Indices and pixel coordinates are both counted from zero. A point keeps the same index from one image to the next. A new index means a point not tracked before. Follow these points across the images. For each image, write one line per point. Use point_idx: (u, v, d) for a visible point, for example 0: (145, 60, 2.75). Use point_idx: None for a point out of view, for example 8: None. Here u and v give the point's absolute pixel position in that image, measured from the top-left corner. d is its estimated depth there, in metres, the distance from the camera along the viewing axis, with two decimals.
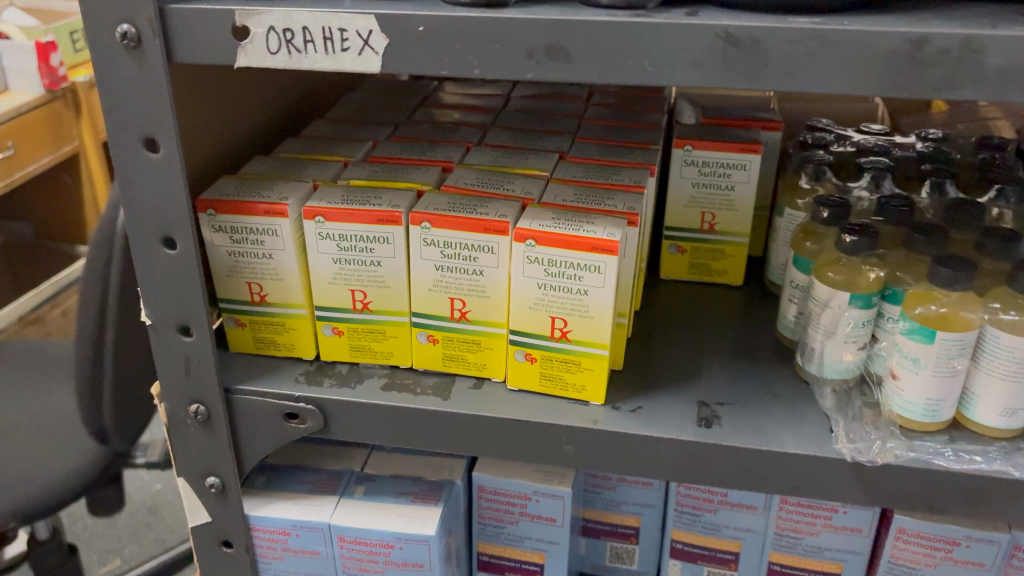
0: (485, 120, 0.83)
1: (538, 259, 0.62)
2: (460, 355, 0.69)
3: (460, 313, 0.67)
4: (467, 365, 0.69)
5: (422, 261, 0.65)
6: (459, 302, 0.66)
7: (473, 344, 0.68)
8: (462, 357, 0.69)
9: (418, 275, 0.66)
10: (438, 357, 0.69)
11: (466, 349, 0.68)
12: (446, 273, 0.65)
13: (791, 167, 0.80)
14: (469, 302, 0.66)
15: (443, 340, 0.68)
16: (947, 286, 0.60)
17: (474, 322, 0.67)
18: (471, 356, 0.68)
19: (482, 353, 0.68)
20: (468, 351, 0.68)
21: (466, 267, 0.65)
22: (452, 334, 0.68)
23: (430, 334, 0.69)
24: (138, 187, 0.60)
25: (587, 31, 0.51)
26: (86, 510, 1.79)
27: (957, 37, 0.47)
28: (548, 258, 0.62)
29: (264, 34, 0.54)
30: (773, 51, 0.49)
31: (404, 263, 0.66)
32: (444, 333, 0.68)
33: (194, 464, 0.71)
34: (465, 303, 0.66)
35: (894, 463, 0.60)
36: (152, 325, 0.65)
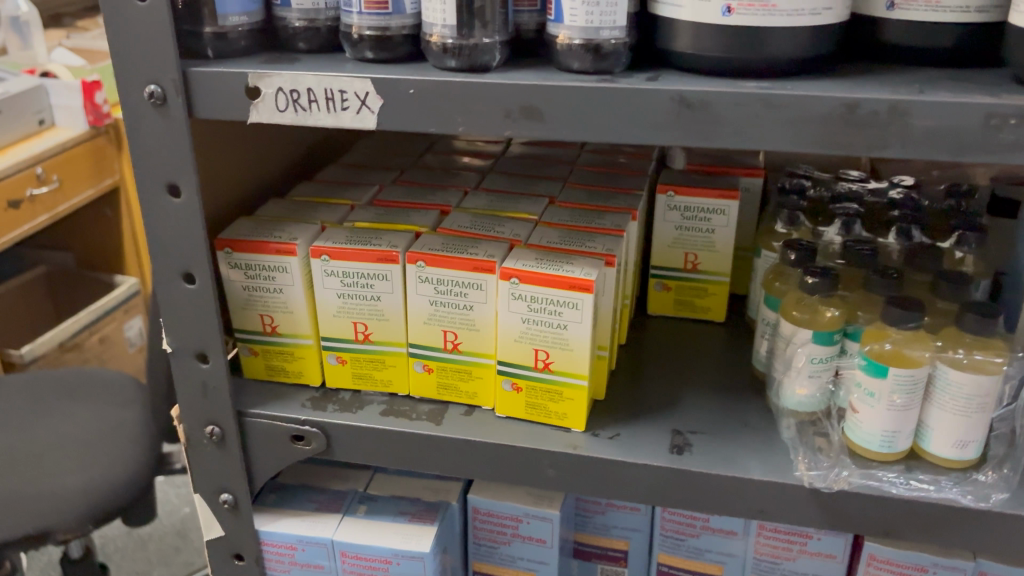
0: (485, 166, 0.89)
1: (522, 295, 0.68)
2: (453, 383, 0.74)
3: (453, 344, 0.73)
4: (459, 393, 0.74)
5: (418, 296, 0.72)
6: (452, 334, 0.72)
7: (465, 373, 0.74)
8: (455, 386, 0.74)
9: (414, 309, 0.72)
10: (433, 385, 0.75)
11: (458, 378, 0.74)
12: (440, 307, 0.72)
13: (769, 212, 0.85)
14: (460, 334, 0.72)
15: (438, 370, 0.74)
16: (897, 324, 0.65)
17: (465, 353, 0.73)
18: (463, 385, 0.74)
19: (472, 381, 0.74)
20: (460, 380, 0.74)
21: (458, 302, 0.71)
22: (445, 364, 0.74)
23: (426, 364, 0.74)
24: (162, 228, 0.67)
25: (558, 94, 0.57)
26: (117, 533, 1.86)
27: (885, 102, 0.53)
28: (531, 295, 0.67)
29: (273, 94, 0.61)
30: (724, 113, 0.55)
31: (402, 299, 0.72)
32: (438, 362, 0.74)
33: (209, 480, 0.77)
34: (457, 335, 0.72)
35: (849, 490, 0.64)
36: (173, 352, 0.72)
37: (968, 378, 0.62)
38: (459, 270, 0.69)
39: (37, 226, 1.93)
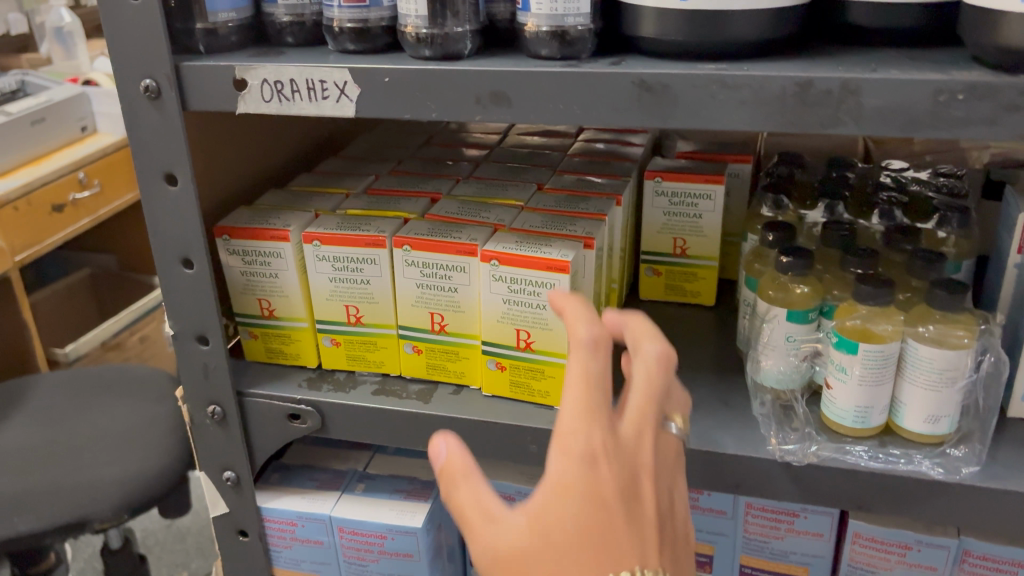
0: (479, 156, 0.92)
1: (502, 277, 0.70)
2: (441, 364, 0.77)
3: (440, 326, 0.76)
4: (448, 373, 0.77)
5: (406, 279, 0.75)
6: (439, 316, 0.75)
7: (452, 354, 0.76)
8: (443, 366, 0.77)
9: (403, 292, 0.75)
10: (422, 365, 0.78)
11: (446, 358, 0.77)
12: (426, 290, 0.74)
13: (757, 196, 0.87)
14: (447, 316, 0.75)
15: (427, 350, 0.77)
16: (865, 300, 0.66)
17: (452, 334, 0.76)
18: (450, 365, 0.77)
19: (460, 361, 0.76)
20: (448, 360, 0.77)
21: (443, 285, 0.74)
22: (433, 345, 0.77)
23: (415, 345, 0.77)
24: (161, 215, 0.71)
25: (526, 79, 0.60)
26: (157, 526, 1.92)
27: (836, 80, 0.54)
28: (511, 276, 0.70)
29: (258, 85, 0.64)
30: (682, 94, 0.57)
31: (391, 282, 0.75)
32: (427, 344, 0.77)
33: (213, 459, 0.81)
34: (444, 317, 0.75)
35: (818, 463, 0.65)
36: (175, 335, 0.75)
37: (938, 354, 0.63)
38: (443, 253, 0.72)
39: (80, 229, 2.00)
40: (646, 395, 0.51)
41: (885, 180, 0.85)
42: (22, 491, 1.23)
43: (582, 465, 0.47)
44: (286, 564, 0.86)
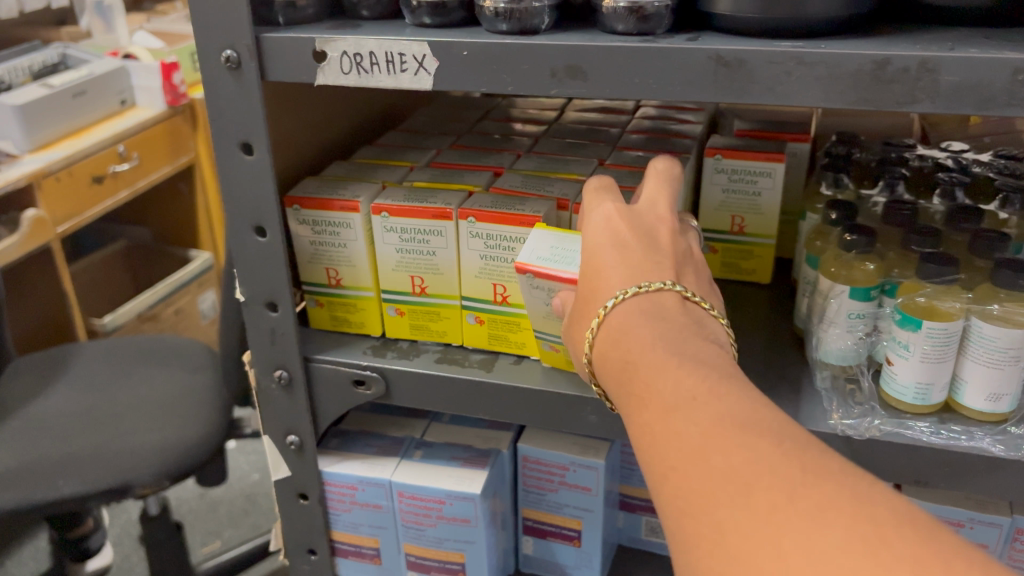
0: (539, 132, 0.94)
1: (540, 287, 0.68)
2: (504, 336, 0.78)
3: (502, 297, 0.77)
4: (511, 346, 0.78)
5: (469, 250, 0.76)
6: (501, 287, 0.77)
7: (515, 326, 0.78)
8: (506, 338, 0.78)
9: (468, 263, 0.77)
10: (485, 336, 0.79)
11: (509, 331, 0.78)
12: (489, 261, 0.76)
13: (815, 176, 0.88)
14: (508, 287, 0.76)
15: (489, 322, 0.78)
16: (931, 278, 0.68)
17: (512, 305, 0.77)
18: (513, 337, 0.78)
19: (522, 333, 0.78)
20: (511, 333, 0.78)
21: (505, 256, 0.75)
22: (496, 316, 0.78)
23: (479, 316, 0.79)
24: (236, 184, 0.72)
25: (603, 54, 0.60)
26: (191, 494, 1.96)
27: (915, 58, 0.55)
28: (548, 287, 0.67)
29: (338, 57, 0.66)
30: (759, 70, 0.58)
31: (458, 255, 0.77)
32: (490, 315, 0.78)
33: (277, 423, 0.83)
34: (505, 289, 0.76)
35: (879, 437, 0.66)
36: (245, 301, 0.77)
37: (1002, 331, 0.64)
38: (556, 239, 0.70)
39: (119, 201, 2.02)
40: (657, 182, 0.64)
41: (945, 160, 0.85)
42: (72, 455, 1.26)
43: (598, 224, 0.60)
44: (344, 527, 0.88)
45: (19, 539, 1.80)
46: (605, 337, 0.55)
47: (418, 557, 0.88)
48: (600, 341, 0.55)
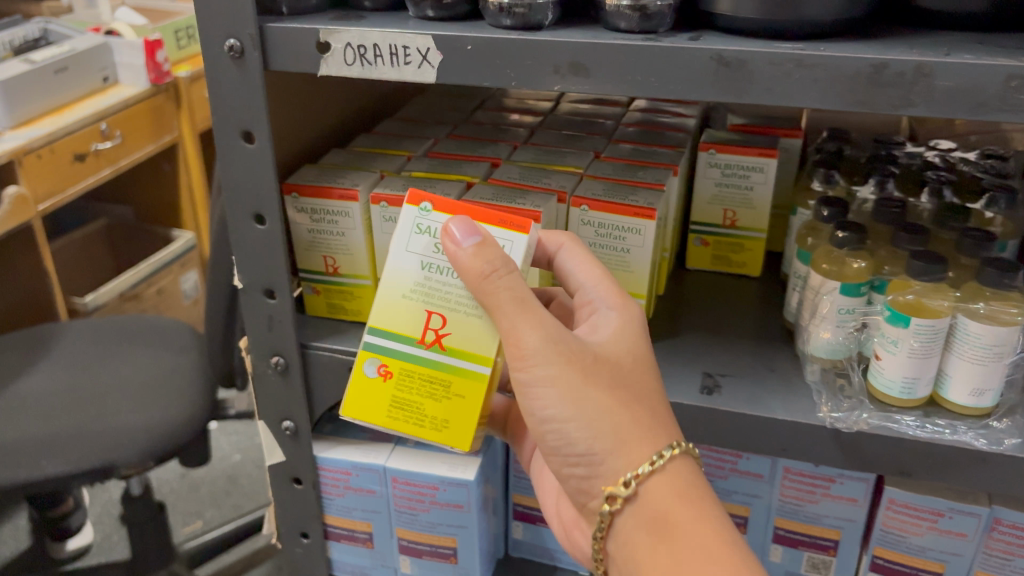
0: (534, 123, 0.95)
1: (428, 228, 0.61)
2: (406, 396, 0.62)
3: (434, 337, 0.61)
4: (413, 410, 0.62)
5: (410, 254, 0.61)
6: (437, 320, 0.61)
7: (440, 385, 0.62)
8: (410, 400, 0.62)
9: (399, 276, 0.62)
10: (384, 393, 0.63)
11: (419, 390, 0.62)
12: (438, 275, 0.61)
13: (806, 171, 0.90)
14: (449, 318, 0.61)
15: (398, 373, 0.62)
16: (919, 276, 0.69)
17: (451, 351, 0.61)
18: (429, 405, 0.62)
19: (449, 394, 0.62)
20: (427, 398, 0.62)
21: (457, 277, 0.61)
22: (407, 365, 0.62)
23: (382, 365, 0.63)
24: (237, 172, 0.72)
25: (606, 52, 0.61)
26: (172, 475, 1.95)
27: (911, 63, 0.56)
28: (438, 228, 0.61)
29: (342, 49, 0.66)
30: (758, 71, 0.59)
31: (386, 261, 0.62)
32: (399, 363, 0.62)
33: (273, 409, 0.83)
34: (453, 324, 0.61)
35: (867, 431, 0.68)
36: (243, 288, 0.77)
37: (986, 329, 0.66)
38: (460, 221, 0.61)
39: (101, 179, 2.00)
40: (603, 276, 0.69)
41: (932, 159, 0.87)
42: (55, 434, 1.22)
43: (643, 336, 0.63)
44: (337, 511, 0.89)
45: None
46: (660, 487, 0.58)
47: (411, 542, 0.90)
48: (648, 485, 0.58)
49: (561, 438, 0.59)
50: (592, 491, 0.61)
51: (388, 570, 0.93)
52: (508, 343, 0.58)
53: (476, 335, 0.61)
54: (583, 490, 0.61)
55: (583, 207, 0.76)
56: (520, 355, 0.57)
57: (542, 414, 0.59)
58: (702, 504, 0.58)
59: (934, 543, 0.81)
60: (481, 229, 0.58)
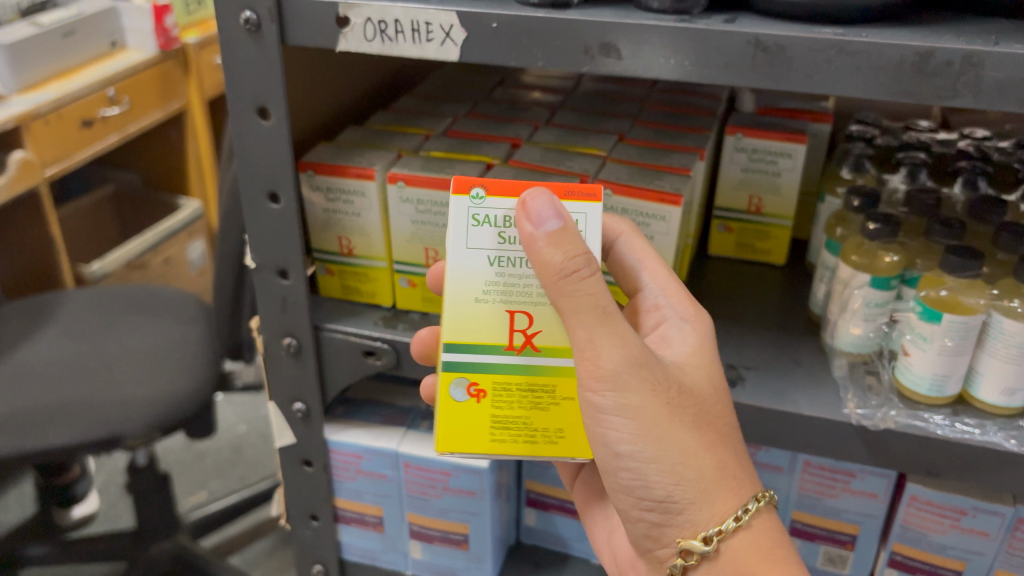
0: (556, 102, 0.93)
1: (484, 219, 0.57)
2: (506, 411, 0.61)
3: (524, 341, 0.59)
4: (520, 426, 0.61)
5: (474, 252, 0.58)
6: (529, 321, 0.59)
7: (545, 392, 0.60)
8: (512, 415, 0.61)
9: (467, 280, 0.58)
10: (480, 413, 0.61)
11: (520, 402, 0.61)
12: (509, 268, 0.59)
13: (836, 159, 0.89)
14: (534, 315, 0.59)
15: (492, 390, 0.60)
16: (955, 271, 0.68)
17: (547, 352, 0.60)
18: (533, 415, 0.61)
19: (553, 399, 0.61)
20: (532, 408, 0.61)
21: (532, 267, 0.58)
22: (499, 379, 0.60)
23: (473, 385, 0.60)
24: (251, 148, 0.69)
25: (637, 32, 0.58)
26: (178, 445, 1.94)
27: (960, 51, 0.53)
28: (496, 217, 0.57)
29: (362, 24, 0.62)
30: (798, 57, 0.55)
31: (448, 267, 0.58)
32: (493, 379, 0.60)
33: (285, 390, 0.81)
34: (541, 321, 0.59)
35: (894, 428, 0.65)
36: (256, 267, 0.75)
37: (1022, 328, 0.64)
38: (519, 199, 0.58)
39: (107, 145, 1.96)
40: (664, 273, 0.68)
41: (965, 147, 0.86)
42: (60, 404, 1.19)
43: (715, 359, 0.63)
44: (348, 493, 0.89)
45: (4, 483, 1.77)
46: (745, 544, 0.59)
47: (422, 527, 0.89)
48: (731, 542, 0.59)
49: (636, 481, 0.59)
50: (661, 539, 0.62)
51: (399, 554, 0.93)
52: (582, 354, 0.55)
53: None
54: (650, 537, 0.62)
55: (606, 191, 0.73)
56: (605, 378, 0.55)
57: (617, 447, 0.58)
58: (787, 561, 0.58)
59: (956, 542, 0.79)
60: (560, 209, 0.54)
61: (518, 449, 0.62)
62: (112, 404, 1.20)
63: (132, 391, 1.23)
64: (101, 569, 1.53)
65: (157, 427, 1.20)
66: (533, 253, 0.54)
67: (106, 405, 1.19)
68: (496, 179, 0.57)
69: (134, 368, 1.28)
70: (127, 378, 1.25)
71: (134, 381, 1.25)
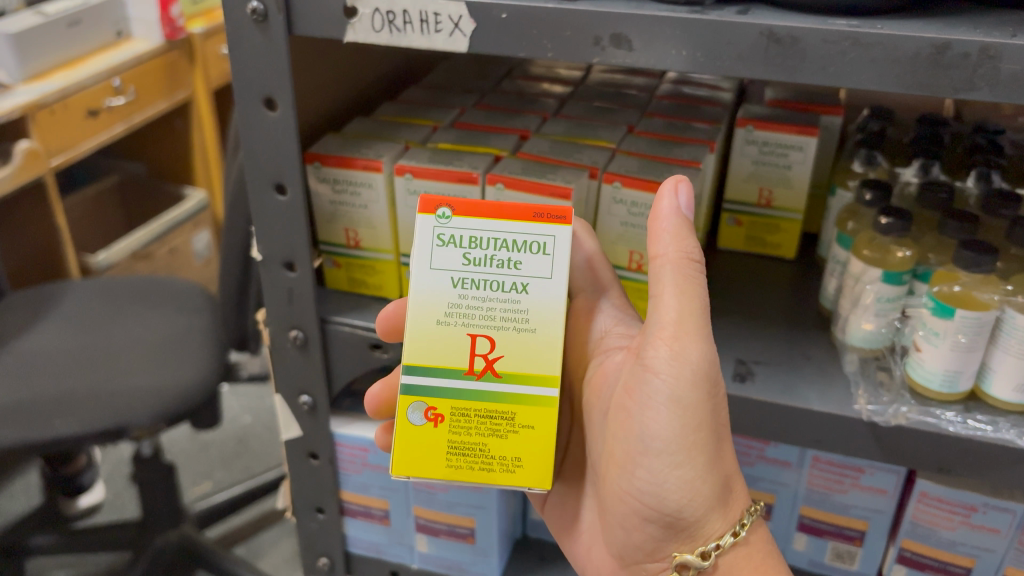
0: (564, 93, 0.92)
1: (449, 239, 0.60)
2: (464, 437, 0.61)
3: (484, 366, 0.61)
4: (476, 454, 0.62)
5: (439, 274, 0.60)
6: (489, 346, 0.60)
7: (503, 419, 0.61)
8: (469, 442, 0.62)
9: (430, 301, 0.60)
10: (438, 438, 0.62)
11: (477, 428, 0.61)
12: (472, 291, 0.60)
13: (847, 152, 0.88)
14: (496, 340, 0.60)
15: (449, 416, 0.61)
16: (969, 267, 0.66)
17: (507, 378, 0.61)
18: (491, 443, 0.61)
19: (512, 427, 0.61)
20: (490, 436, 0.61)
21: (495, 289, 0.60)
22: (459, 405, 0.61)
23: (431, 409, 0.61)
24: (257, 139, 0.69)
25: (648, 23, 0.57)
26: (184, 435, 1.94)
27: (977, 44, 0.52)
28: (462, 237, 0.60)
29: (370, 14, 0.61)
30: (812, 49, 0.54)
31: (411, 289, 0.60)
32: (450, 404, 0.61)
33: (291, 383, 0.80)
34: (502, 345, 0.60)
35: (906, 425, 0.65)
36: (262, 260, 0.74)
37: None
38: (487, 220, 0.60)
39: (113, 135, 1.96)
40: None
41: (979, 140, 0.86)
42: (66, 394, 1.19)
43: None
44: (354, 487, 0.88)
45: (9, 473, 1.77)
46: (739, 558, 0.63)
47: (427, 520, 0.89)
48: (727, 557, 0.63)
49: (652, 484, 0.61)
50: (656, 553, 0.66)
51: (404, 548, 0.93)
52: (662, 335, 0.58)
53: (533, 355, 0.61)
54: (643, 550, 0.66)
55: (615, 184, 0.73)
56: (676, 365, 0.58)
57: (649, 441, 0.60)
58: (779, 572, 0.63)
59: (966, 539, 0.79)
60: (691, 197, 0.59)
61: (474, 477, 0.62)
62: (117, 395, 1.19)
63: (137, 382, 1.22)
64: (106, 559, 1.53)
65: (163, 418, 1.20)
66: (658, 224, 0.58)
67: (112, 396, 1.19)
68: (464, 200, 0.60)
69: (140, 359, 1.27)
70: (132, 369, 1.25)
71: (140, 372, 1.25)
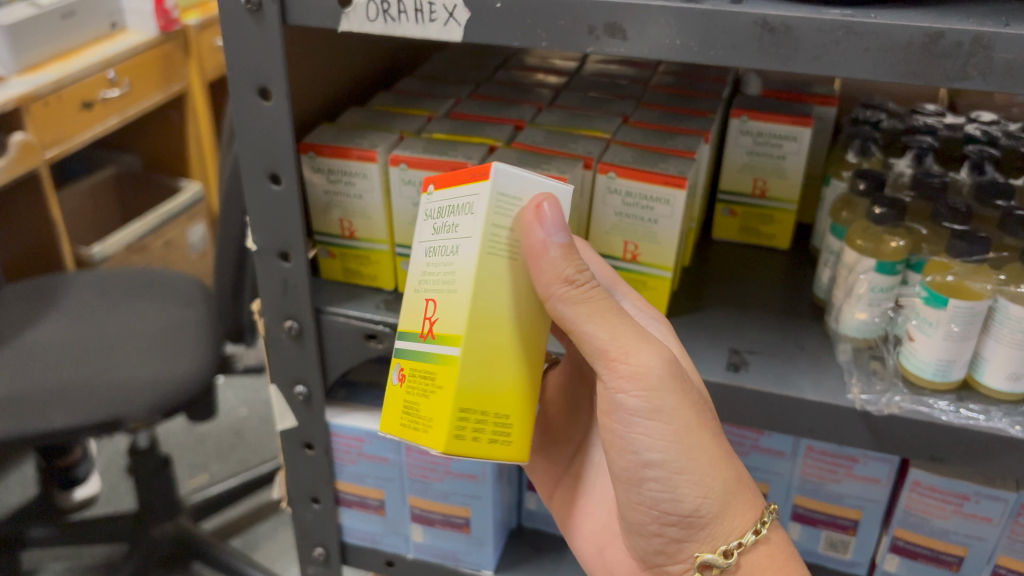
0: (559, 84, 0.92)
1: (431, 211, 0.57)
2: (411, 398, 0.57)
3: (427, 329, 0.55)
4: (416, 414, 0.56)
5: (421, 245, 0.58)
6: (430, 306, 0.55)
7: (431, 378, 0.55)
8: (414, 402, 0.56)
9: (415, 271, 0.58)
10: (400, 401, 0.58)
11: (417, 387, 0.56)
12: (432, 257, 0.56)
13: (841, 142, 0.89)
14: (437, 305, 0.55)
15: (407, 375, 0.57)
16: (961, 257, 0.67)
17: (437, 338, 0.54)
18: (423, 405, 0.55)
19: (434, 386, 0.55)
20: (422, 395, 0.56)
21: (438, 254, 0.55)
22: (413, 364, 0.56)
23: (400, 369, 0.58)
24: (252, 129, 0.68)
25: (642, 12, 0.57)
26: (180, 427, 1.94)
27: (970, 33, 0.52)
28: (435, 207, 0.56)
29: (364, 3, 0.61)
30: (805, 39, 0.54)
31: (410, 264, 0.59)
32: (410, 363, 0.57)
33: (286, 373, 0.80)
34: (439, 310, 0.54)
35: (899, 414, 0.65)
36: (257, 250, 0.74)
37: None
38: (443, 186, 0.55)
39: (108, 128, 1.95)
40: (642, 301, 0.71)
41: (973, 130, 0.86)
42: (61, 385, 1.18)
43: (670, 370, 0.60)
44: (349, 478, 0.89)
45: (4, 466, 1.76)
46: (761, 557, 0.63)
47: (423, 510, 0.90)
48: (750, 557, 0.63)
49: (664, 494, 0.62)
50: (677, 555, 0.66)
51: (400, 537, 0.93)
52: (607, 357, 0.58)
53: (456, 321, 0.53)
54: (665, 553, 0.67)
55: (609, 174, 0.73)
56: (638, 380, 0.58)
57: (646, 454, 0.61)
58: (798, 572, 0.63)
59: (958, 528, 0.79)
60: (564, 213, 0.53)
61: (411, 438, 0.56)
62: (112, 387, 1.19)
63: (132, 373, 1.22)
64: (102, 551, 1.53)
65: (158, 410, 1.20)
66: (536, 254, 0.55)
67: (107, 387, 1.19)
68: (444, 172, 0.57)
69: (135, 350, 1.27)
70: (126, 360, 1.25)
71: (134, 363, 1.24)
